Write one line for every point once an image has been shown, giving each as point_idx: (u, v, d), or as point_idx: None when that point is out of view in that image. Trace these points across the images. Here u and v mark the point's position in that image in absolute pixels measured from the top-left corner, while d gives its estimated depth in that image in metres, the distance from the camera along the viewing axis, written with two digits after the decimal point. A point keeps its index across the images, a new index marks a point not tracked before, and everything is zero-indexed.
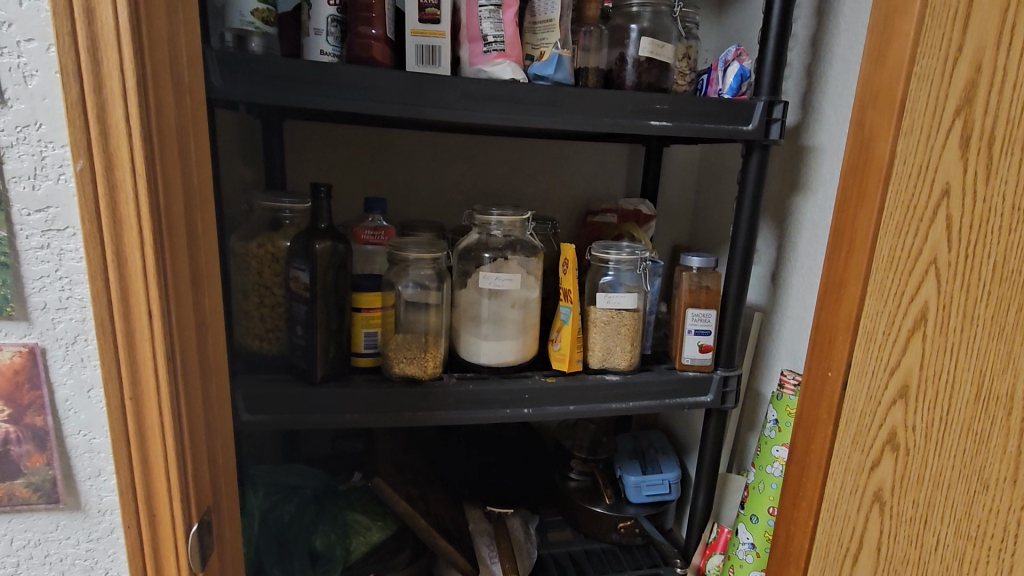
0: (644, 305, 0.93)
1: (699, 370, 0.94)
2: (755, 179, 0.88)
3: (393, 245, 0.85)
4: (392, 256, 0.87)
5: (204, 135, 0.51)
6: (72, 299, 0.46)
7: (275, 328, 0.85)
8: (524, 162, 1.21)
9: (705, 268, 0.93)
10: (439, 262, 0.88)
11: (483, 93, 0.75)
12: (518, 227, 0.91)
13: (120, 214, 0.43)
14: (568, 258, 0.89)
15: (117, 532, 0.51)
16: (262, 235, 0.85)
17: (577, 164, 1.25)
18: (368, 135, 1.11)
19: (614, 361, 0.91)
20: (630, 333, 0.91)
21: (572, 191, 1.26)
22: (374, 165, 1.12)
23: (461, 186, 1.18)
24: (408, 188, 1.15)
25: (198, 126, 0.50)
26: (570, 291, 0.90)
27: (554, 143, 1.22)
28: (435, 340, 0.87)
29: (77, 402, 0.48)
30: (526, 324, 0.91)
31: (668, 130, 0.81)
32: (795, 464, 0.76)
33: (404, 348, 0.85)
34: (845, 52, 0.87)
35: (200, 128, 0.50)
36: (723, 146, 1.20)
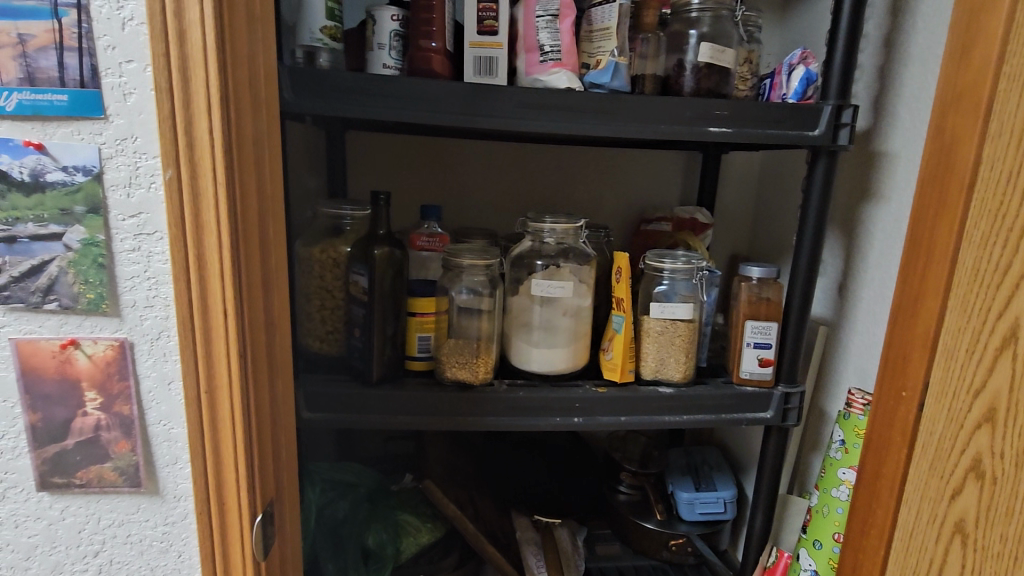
0: (699, 316, 0.90)
1: (758, 385, 0.90)
2: (822, 187, 0.84)
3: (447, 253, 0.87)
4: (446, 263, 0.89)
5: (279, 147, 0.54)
6: (158, 299, 0.49)
7: (336, 330, 0.88)
8: (578, 170, 1.21)
9: (765, 279, 0.90)
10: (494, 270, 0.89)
11: (539, 103, 0.76)
12: (572, 234, 0.91)
13: (203, 220, 0.47)
14: (621, 266, 0.88)
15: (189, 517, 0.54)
16: (326, 241, 0.89)
17: (631, 172, 1.24)
18: (427, 146, 1.15)
19: (667, 373, 0.89)
20: (685, 344, 0.88)
21: (626, 200, 1.24)
22: (431, 173, 1.16)
23: (515, 194, 1.19)
24: (463, 197, 1.18)
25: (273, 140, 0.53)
26: (623, 300, 0.89)
27: (608, 152, 1.22)
28: (487, 346, 0.88)
29: (159, 394, 0.51)
30: (578, 332, 0.90)
31: (728, 137, 0.79)
32: (864, 486, 0.72)
33: (457, 352, 0.87)
34: (924, 53, 0.82)
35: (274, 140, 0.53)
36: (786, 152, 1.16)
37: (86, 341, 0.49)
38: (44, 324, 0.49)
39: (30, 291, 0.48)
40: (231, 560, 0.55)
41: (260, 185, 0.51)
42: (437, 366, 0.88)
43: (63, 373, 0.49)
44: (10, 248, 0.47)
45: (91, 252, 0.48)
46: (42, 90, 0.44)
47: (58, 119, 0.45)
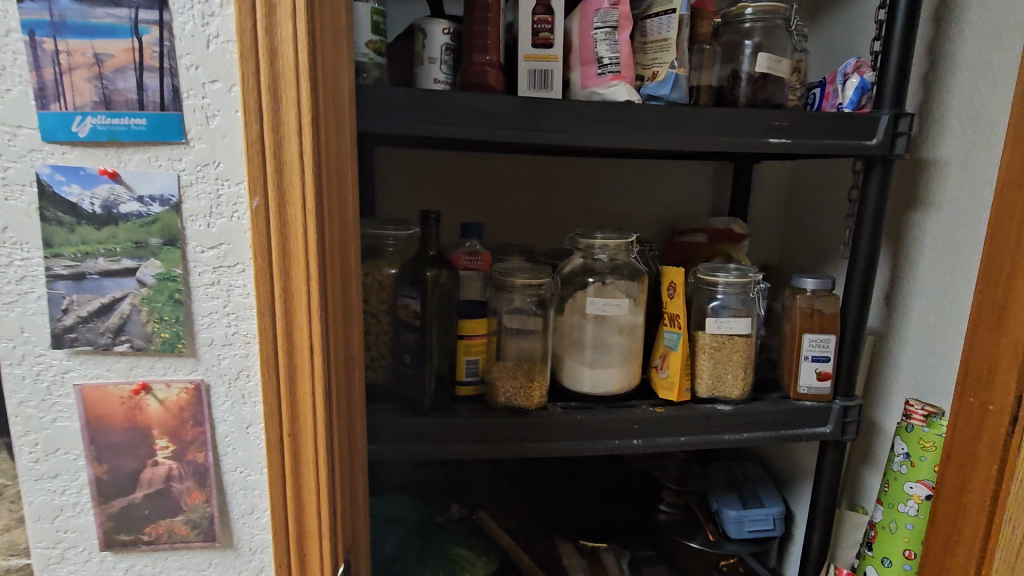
0: (756, 329, 0.87)
1: (816, 400, 0.88)
2: (878, 196, 0.83)
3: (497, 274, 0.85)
4: (495, 283, 0.87)
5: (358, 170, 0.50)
6: (237, 336, 0.45)
7: (382, 355, 0.84)
8: (610, 183, 1.19)
9: (821, 290, 0.87)
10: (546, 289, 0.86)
11: (599, 117, 0.74)
12: (623, 250, 0.88)
13: (290, 249, 0.44)
14: (674, 281, 0.87)
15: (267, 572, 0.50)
16: (367, 262, 0.86)
17: (663, 184, 1.22)
18: (458, 161, 1.12)
19: (724, 390, 0.86)
20: (742, 360, 0.86)
21: (658, 212, 1.23)
22: (463, 189, 1.13)
23: (548, 209, 1.17)
24: (496, 213, 1.15)
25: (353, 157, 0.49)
26: (678, 316, 0.86)
27: (639, 164, 1.20)
28: (541, 369, 0.85)
29: (235, 439, 0.47)
30: (631, 351, 0.87)
31: (789, 148, 0.78)
32: (945, 500, 0.70)
33: (512, 376, 0.84)
34: (975, 59, 0.82)
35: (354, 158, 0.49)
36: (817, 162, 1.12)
37: (158, 385, 0.45)
38: (112, 368, 0.45)
39: (98, 332, 0.44)
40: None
41: (343, 209, 0.47)
42: (488, 391, 0.85)
43: (132, 421, 0.45)
44: (78, 285, 0.43)
45: (167, 288, 0.44)
46: (119, 115, 0.41)
47: (134, 145, 0.42)
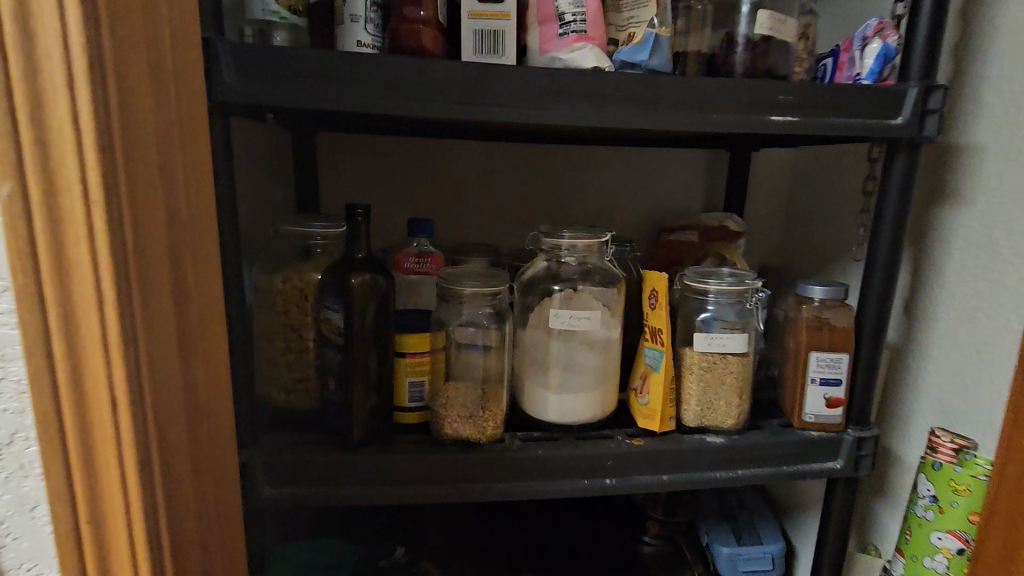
0: (755, 347, 0.72)
1: (824, 429, 0.74)
2: (902, 187, 0.69)
3: (444, 280, 0.70)
4: (441, 290, 0.72)
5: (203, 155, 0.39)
6: (6, 385, 0.33)
7: (305, 377, 0.71)
8: (588, 173, 1.05)
9: (831, 300, 0.73)
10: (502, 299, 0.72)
11: (560, 88, 0.59)
12: (595, 252, 0.74)
13: (69, 261, 0.31)
14: (657, 289, 0.72)
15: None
16: (290, 268, 0.71)
17: (648, 175, 1.08)
18: (414, 148, 0.98)
19: (715, 419, 0.73)
20: (737, 384, 0.72)
21: (642, 206, 1.09)
22: (420, 180, 0.99)
23: (518, 203, 1.03)
24: (458, 207, 1.01)
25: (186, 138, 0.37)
26: (661, 331, 0.72)
27: (621, 152, 1.06)
28: (496, 393, 0.72)
29: (17, 524, 0.35)
30: (605, 372, 0.73)
31: (796, 127, 0.63)
32: (989, 542, 0.60)
33: (462, 402, 0.69)
34: (1020, 22, 0.68)
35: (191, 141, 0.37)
36: (820, 149, 1.00)
37: None
38: None
39: None
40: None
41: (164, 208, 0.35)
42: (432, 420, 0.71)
43: None
44: None
45: None
46: None
47: None
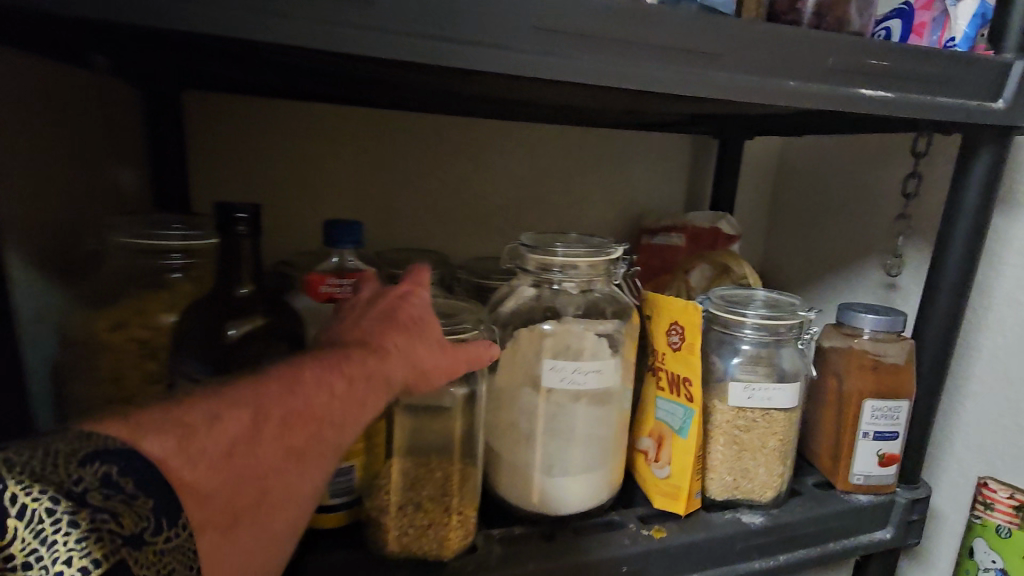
0: (803, 399, 0.55)
1: (872, 492, 0.59)
2: (984, 191, 0.53)
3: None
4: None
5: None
6: None
7: None
8: (554, 160, 0.82)
9: (885, 334, 0.58)
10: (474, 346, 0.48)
11: (576, 19, 0.36)
12: (602, 273, 0.52)
13: None
14: (683, 324, 0.53)
15: (112, 471, 0.25)
16: (121, 300, 0.43)
17: (625, 164, 0.87)
18: (328, 119, 0.71)
19: (750, 491, 0.55)
20: (781, 446, 0.55)
21: (620, 202, 0.88)
22: (338, 164, 0.72)
23: (469, 197, 0.79)
24: (390, 201, 0.75)
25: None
26: (688, 381, 0.53)
27: (596, 134, 0.84)
28: (471, 483, 0.49)
29: None
30: (612, 439, 0.53)
31: (884, 105, 0.46)
32: None
33: (421, 502, 0.47)
34: None
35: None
36: (815, 140, 0.85)
37: None
38: None
39: None
40: (243, 447, 0.29)
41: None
42: (370, 527, 0.47)
43: None
44: None
45: None
46: None
47: None
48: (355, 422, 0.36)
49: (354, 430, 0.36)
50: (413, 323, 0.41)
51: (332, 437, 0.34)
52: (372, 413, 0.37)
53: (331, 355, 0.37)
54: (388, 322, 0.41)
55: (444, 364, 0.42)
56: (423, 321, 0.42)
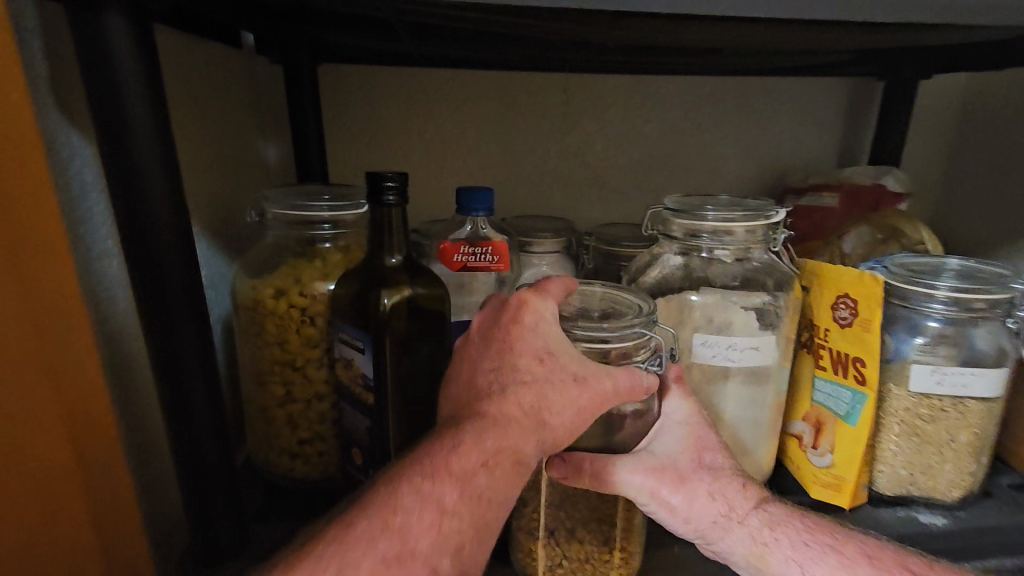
0: (1007, 388, 0.46)
1: None
2: None
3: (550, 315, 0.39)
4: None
5: (77, 310, 0.31)
6: None
7: (317, 437, 0.47)
8: (684, 115, 0.75)
9: None
10: (641, 355, 0.41)
11: None
12: (759, 240, 0.46)
13: None
14: (855, 297, 0.46)
15: None
16: (280, 269, 0.46)
17: (768, 115, 0.77)
18: (450, 86, 0.70)
19: (930, 490, 0.48)
20: (974, 441, 0.47)
21: (760, 158, 0.78)
22: (459, 131, 0.71)
23: (591, 159, 0.75)
24: (510, 167, 0.73)
25: (34, 342, 0.29)
26: (860, 362, 0.46)
27: (733, 83, 0.75)
28: (633, 513, 0.42)
29: None
30: (764, 422, 0.48)
31: None
32: None
33: (578, 537, 0.41)
34: None
35: (27, 341, 0.29)
36: (1016, 74, 0.70)
37: None
38: None
39: None
40: None
41: (37, 490, 0.30)
42: (517, 548, 0.44)
43: None
44: None
45: None
46: None
47: None
48: (485, 517, 0.32)
49: (491, 527, 0.33)
50: (541, 362, 0.36)
51: (458, 549, 0.31)
52: (505, 501, 0.33)
53: (452, 436, 0.33)
54: (509, 372, 0.36)
55: (584, 406, 0.36)
56: (549, 354, 0.36)
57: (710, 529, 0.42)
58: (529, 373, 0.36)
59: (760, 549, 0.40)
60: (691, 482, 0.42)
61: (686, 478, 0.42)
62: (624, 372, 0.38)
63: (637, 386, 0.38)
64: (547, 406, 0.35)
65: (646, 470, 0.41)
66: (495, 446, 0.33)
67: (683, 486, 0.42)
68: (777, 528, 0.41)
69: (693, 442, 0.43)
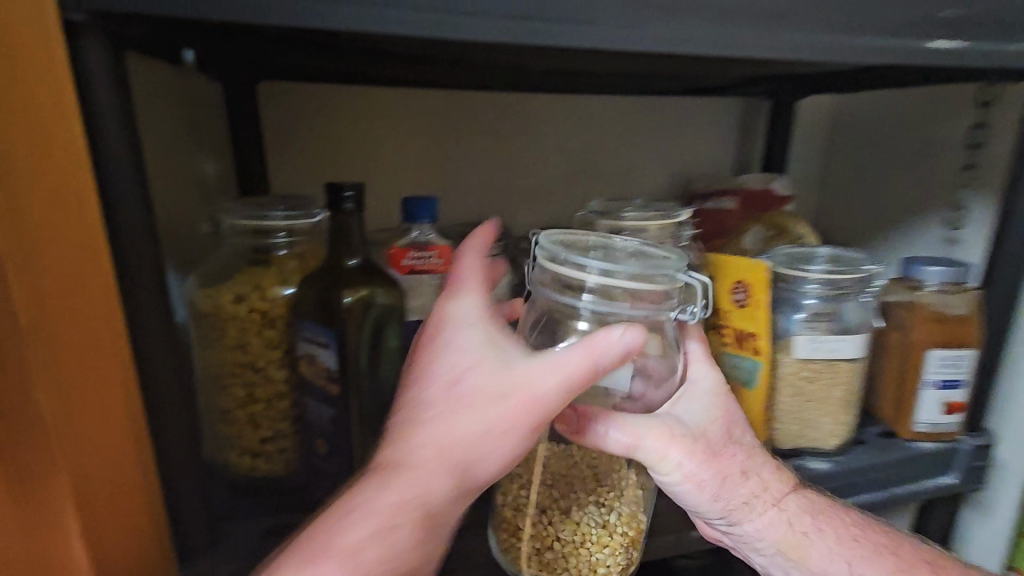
0: (868, 351, 0.57)
1: (937, 439, 0.61)
2: None
3: (561, 264, 0.39)
4: (556, 282, 0.40)
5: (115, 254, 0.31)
6: None
7: (279, 436, 0.49)
8: (605, 130, 0.84)
9: (949, 286, 0.59)
10: (664, 299, 0.40)
11: None
12: (670, 237, 0.55)
13: None
14: (748, 281, 0.55)
15: None
16: (240, 277, 0.48)
17: (676, 130, 0.87)
18: (389, 103, 0.74)
19: (815, 441, 0.58)
20: (846, 397, 0.57)
21: (670, 167, 0.88)
22: (399, 145, 0.76)
23: (523, 170, 0.81)
24: (448, 178, 0.78)
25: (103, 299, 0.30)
26: (755, 336, 0.55)
27: (645, 102, 0.85)
28: (629, 493, 0.46)
29: None
30: None
31: (956, 54, 0.45)
32: None
33: (573, 515, 0.45)
34: None
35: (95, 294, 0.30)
36: (870, 97, 0.84)
37: None
38: None
39: None
40: None
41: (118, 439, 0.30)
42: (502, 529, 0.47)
43: None
44: None
45: None
46: None
47: None
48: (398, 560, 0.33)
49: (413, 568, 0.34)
50: (450, 388, 0.36)
51: None
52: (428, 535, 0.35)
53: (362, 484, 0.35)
54: (423, 407, 0.36)
55: (504, 417, 0.35)
56: (458, 378, 0.36)
57: (740, 508, 0.47)
58: (441, 404, 0.36)
59: (799, 533, 0.48)
60: (722, 456, 0.45)
61: (718, 451, 0.44)
62: (568, 358, 0.35)
63: (574, 380, 0.35)
64: (464, 432, 0.35)
65: (659, 434, 0.42)
66: (397, 502, 0.34)
67: (717, 459, 0.44)
68: (816, 515, 0.48)
69: (720, 413, 0.46)
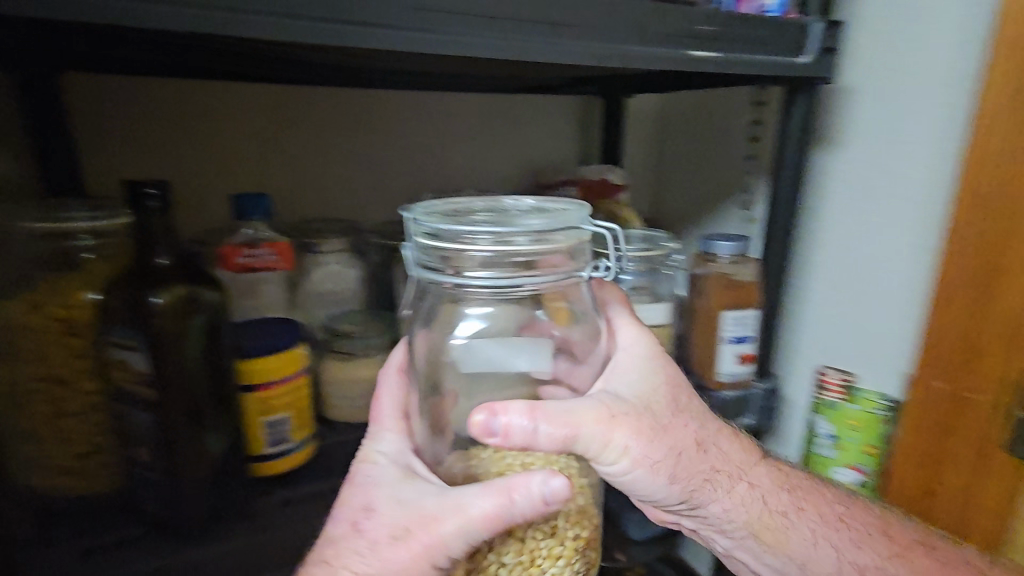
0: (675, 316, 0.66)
1: (737, 387, 0.72)
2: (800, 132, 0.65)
3: (444, 239, 0.37)
4: (440, 259, 0.38)
5: None
6: None
7: (96, 450, 0.47)
8: (450, 125, 0.87)
9: (737, 257, 0.70)
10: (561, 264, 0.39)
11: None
12: None
13: None
14: None
15: None
16: (36, 283, 0.45)
17: (518, 125, 0.93)
18: (218, 99, 0.72)
19: None
20: None
21: (516, 160, 0.94)
22: (234, 143, 0.73)
23: (369, 165, 0.82)
24: (290, 175, 0.77)
25: None
26: None
27: (487, 99, 0.89)
28: (575, 488, 0.39)
29: None
30: None
31: (713, 62, 0.53)
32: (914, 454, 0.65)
33: (517, 533, 0.37)
34: None
35: None
36: (682, 97, 0.96)
37: None
38: None
39: None
40: None
41: None
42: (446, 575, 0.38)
43: None
44: None
45: None
46: None
47: None
48: None
49: None
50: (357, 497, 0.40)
51: None
52: None
53: None
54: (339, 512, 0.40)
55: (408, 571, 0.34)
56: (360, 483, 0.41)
57: (701, 488, 0.48)
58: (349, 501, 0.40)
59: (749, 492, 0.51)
60: (672, 429, 0.43)
61: (670, 425, 0.43)
62: (480, 503, 0.34)
63: (475, 526, 0.33)
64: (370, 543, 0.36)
65: (601, 420, 0.38)
66: None
67: (666, 434, 0.42)
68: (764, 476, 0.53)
69: (662, 380, 0.44)
